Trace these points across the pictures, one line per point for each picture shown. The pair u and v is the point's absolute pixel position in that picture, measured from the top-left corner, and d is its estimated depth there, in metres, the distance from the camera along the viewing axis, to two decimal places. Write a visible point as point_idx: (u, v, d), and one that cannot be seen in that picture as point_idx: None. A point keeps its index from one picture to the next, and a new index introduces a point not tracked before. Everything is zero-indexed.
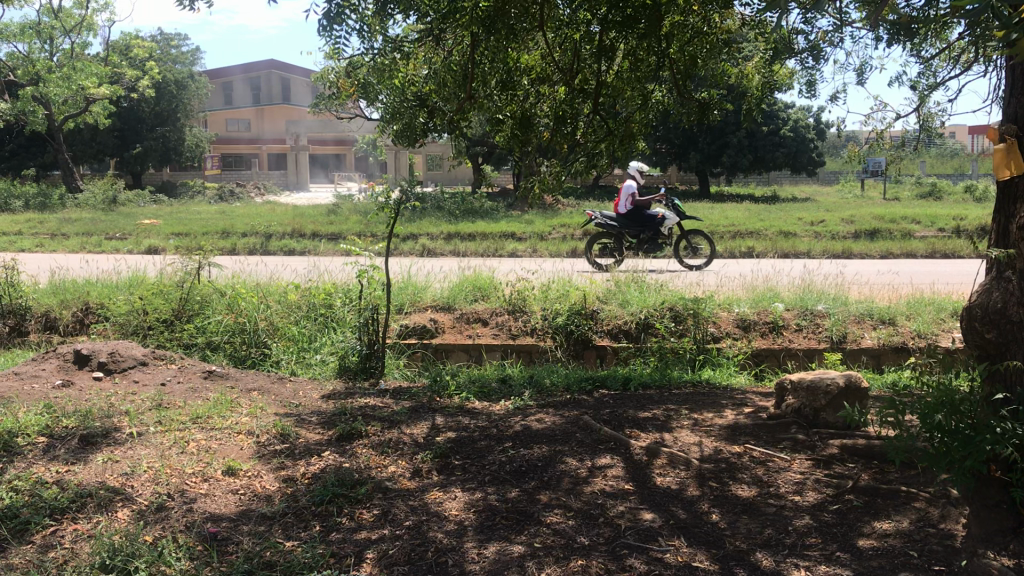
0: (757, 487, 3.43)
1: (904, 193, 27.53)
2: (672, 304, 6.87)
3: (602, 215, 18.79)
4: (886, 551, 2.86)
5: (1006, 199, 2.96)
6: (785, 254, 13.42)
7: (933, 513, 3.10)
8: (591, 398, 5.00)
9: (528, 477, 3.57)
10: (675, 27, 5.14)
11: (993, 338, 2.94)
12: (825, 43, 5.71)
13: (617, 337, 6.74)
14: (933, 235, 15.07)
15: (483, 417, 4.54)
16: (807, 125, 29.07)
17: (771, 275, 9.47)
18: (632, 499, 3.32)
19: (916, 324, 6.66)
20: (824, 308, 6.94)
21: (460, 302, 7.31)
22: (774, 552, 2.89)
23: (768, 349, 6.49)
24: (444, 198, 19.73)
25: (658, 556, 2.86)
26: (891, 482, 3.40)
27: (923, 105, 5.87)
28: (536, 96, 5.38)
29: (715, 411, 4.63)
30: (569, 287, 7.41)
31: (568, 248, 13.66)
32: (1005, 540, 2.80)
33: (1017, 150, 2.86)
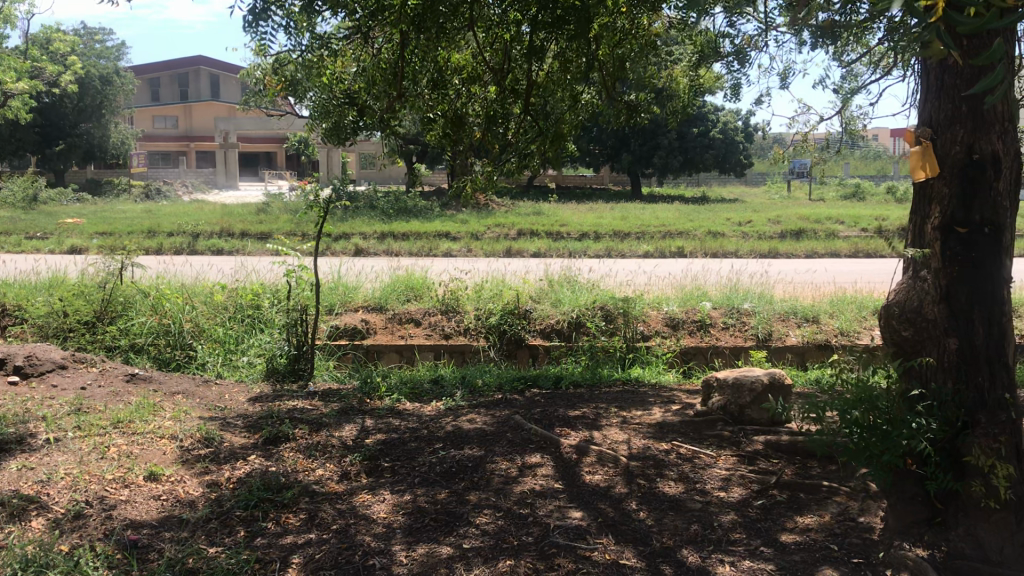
0: (684, 484, 3.47)
1: (829, 193, 28.21)
2: (603, 303, 6.93)
3: (535, 214, 18.91)
4: (808, 545, 2.93)
5: (920, 200, 3.00)
6: (714, 254, 13.65)
7: (853, 507, 3.19)
8: (522, 398, 4.99)
9: (458, 477, 3.56)
10: (606, 30, 5.16)
11: (909, 335, 3.00)
12: (751, 47, 5.80)
13: (550, 336, 6.75)
14: (857, 235, 15.50)
15: (413, 418, 4.51)
16: (736, 127, 29.63)
17: (700, 274, 9.62)
18: (561, 498, 3.33)
19: (838, 322, 6.85)
20: (750, 307, 7.06)
21: (392, 302, 7.21)
22: (700, 547, 2.93)
23: (697, 347, 6.57)
24: (377, 197, 19.54)
25: (586, 554, 2.88)
26: (813, 477, 3.48)
27: (845, 108, 5.95)
28: (467, 96, 5.40)
29: (644, 409, 4.67)
30: (503, 287, 7.42)
31: (503, 248, 13.67)
32: (920, 531, 2.87)
33: (931, 153, 2.87)
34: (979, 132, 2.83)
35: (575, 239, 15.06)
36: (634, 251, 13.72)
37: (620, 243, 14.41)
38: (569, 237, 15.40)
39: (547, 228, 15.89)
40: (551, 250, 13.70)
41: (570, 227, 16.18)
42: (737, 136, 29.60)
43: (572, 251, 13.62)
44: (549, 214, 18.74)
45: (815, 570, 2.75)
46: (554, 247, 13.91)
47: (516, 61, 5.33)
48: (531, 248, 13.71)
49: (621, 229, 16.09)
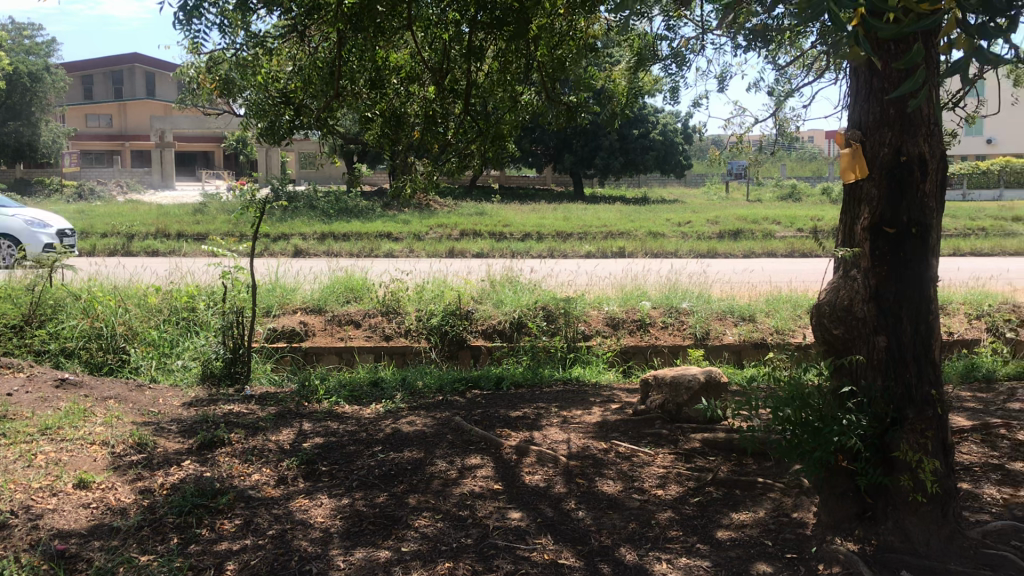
0: (622, 483, 3.50)
1: (766, 194, 28.72)
2: (544, 303, 6.94)
3: (477, 215, 18.91)
4: (743, 541, 2.97)
5: (851, 201, 3.05)
6: (655, 254, 13.80)
7: (787, 502, 3.25)
8: (462, 399, 4.97)
9: (397, 480, 3.53)
10: (543, 30, 5.19)
11: (840, 334, 3.06)
12: (688, 50, 5.86)
13: (491, 336, 6.75)
14: (792, 235, 15.81)
15: (352, 421, 4.46)
16: (675, 130, 30.05)
17: (640, 274, 9.71)
18: (500, 499, 3.33)
19: (774, 320, 6.97)
20: (688, 306, 7.14)
21: (331, 303, 7.13)
22: (637, 546, 2.95)
23: (636, 347, 6.63)
24: (317, 197, 19.35)
25: (525, 555, 2.88)
26: (748, 474, 3.54)
27: (779, 111, 6.06)
28: (405, 95, 5.38)
29: (584, 408, 4.69)
30: (444, 288, 7.40)
31: (445, 248, 13.63)
32: (851, 526, 2.94)
33: (860, 154, 2.94)
34: (906, 135, 2.90)
35: (518, 240, 15.09)
36: (576, 251, 13.80)
37: (563, 244, 14.48)
38: (511, 237, 15.43)
39: (489, 229, 15.89)
40: (494, 250, 13.71)
41: (512, 228, 16.21)
42: (676, 138, 30.02)
43: (514, 251, 13.64)
44: (491, 215, 18.76)
45: (750, 566, 2.79)
46: (497, 247, 13.92)
47: (456, 61, 5.32)
48: (474, 249, 13.69)
49: (563, 229, 16.17)
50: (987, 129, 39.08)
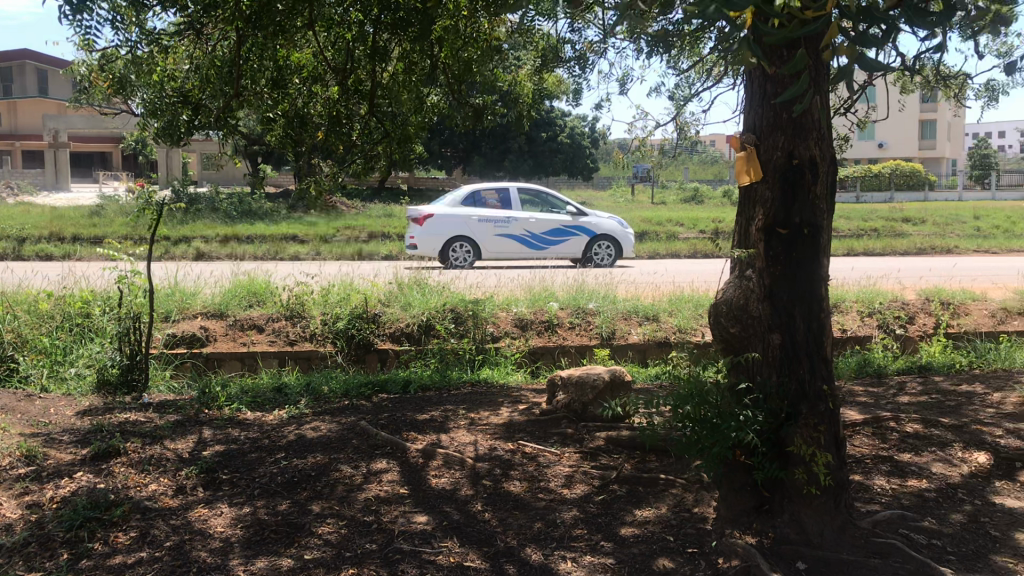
0: (528, 483, 3.51)
1: (670, 196, 29.34)
2: (452, 305, 6.93)
3: (386, 217, 18.78)
4: (645, 538, 3.02)
5: (746, 203, 3.14)
6: None
7: (688, 498, 3.32)
8: (369, 403, 4.93)
9: (300, 487, 3.48)
10: (447, 32, 5.17)
11: (736, 332, 3.13)
12: (591, 53, 5.93)
13: (399, 340, 6.70)
14: (695, 237, 16.17)
15: (255, 428, 4.37)
16: (582, 133, 30.46)
17: (547, 275, 9.79)
18: (406, 503, 3.31)
19: (677, 319, 7.11)
20: (595, 307, 7.22)
21: (234, 308, 6.97)
22: (542, 545, 2.97)
23: (544, 347, 6.68)
24: (221, 199, 18.91)
25: (430, 558, 2.87)
26: (651, 471, 3.60)
27: (679, 115, 6.18)
28: (308, 96, 5.26)
29: (491, 409, 4.70)
30: (350, 291, 7.31)
31: (353, 251, 13.49)
32: (749, 520, 3.01)
33: (755, 158, 3.02)
34: (797, 139, 2.99)
35: None
36: None
37: None
38: None
39: (398, 231, 15.80)
40: (403, 252, 13.63)
41: None
42: (583, 141, 30.44)
43: None
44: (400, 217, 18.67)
45: (652, 562, 2.84)
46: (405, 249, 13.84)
47: (360, 61, 5.29)
48: (382, 251, 13.58)
49: None
50: (877, 134, 40.79)
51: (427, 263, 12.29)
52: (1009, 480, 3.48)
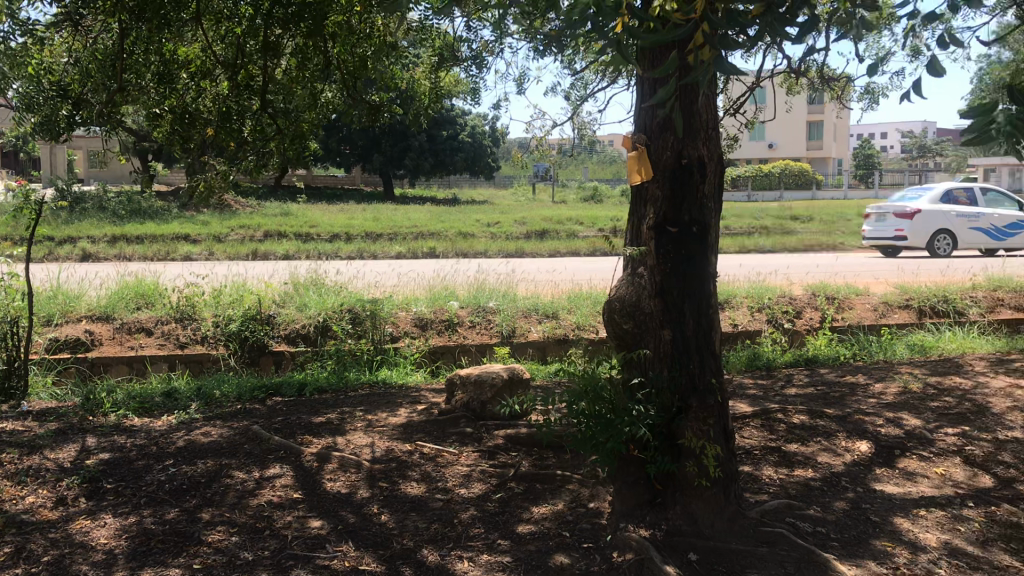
0: (425, 484, 3.49)
1: (571, 194, 29.68)
2: (349, 305, 6.84)
3: (283, 216, 18.42)
4: (541, 534, 3.03)
5: (638, 201, 3.17)
6: (464, 254, 13.93)
7: (584, 494, 3.35)
8: (263, 407, 4.82)
9: (189, 494, 3.37)
10: (341, 28, 5.12)
11: (629, 329, 3.17)
12: (487, 53, 5.94)
13: (295, 341, 6.57)
14: (594, 235, 16.38)
15: (142, 435, 4.22)
16: (483, 131, 30.55)
17: (447, 274, 9.75)
18: (301, 508, 3.24)
19: (576, 317, 7.17)
20: (495, 305, 7.22)
21: (120, 310, 6.71)
22: (439, 546, 2.95)
23: (444, 346, 6.65)
24: (108, 197, 18.22)
25: (324, 563, 2.82)
26: (549, 467, 3.62)
27: (576, 114, 6.23)
28: (196, 91, 5.13)
29: (390, 410, 4.66)
30: (244, 292, 7.14)
31: (248, 251, 13.18)
32: (643, 513, 3.05)
33: (646, 157, 3.05)
34: (686, 140, 3.05)
35: (326, 241, 14.80)
36: (385, 252, 13.72)
37: (372, 244, 14.33)
38: (318, 238, 15.12)
39: (295, 230, 15.51)
40: (300, 252, 13.37)
41: (319, 229, 15.89)
42: (484, 140, 30.52)
43: (322, 252, 13.39)
44: (298, 215, 18.33)
45: (548, 559, 2.85)
46: (303, 248, 13.59)
47: (250, 56, 5.18)
48: (279, 250, 13.31)
49: (371, 230, 16.01)
50: (767, 135, 42.17)
51: (454, 261, 12.59)
52: (888, 467, 3.63)
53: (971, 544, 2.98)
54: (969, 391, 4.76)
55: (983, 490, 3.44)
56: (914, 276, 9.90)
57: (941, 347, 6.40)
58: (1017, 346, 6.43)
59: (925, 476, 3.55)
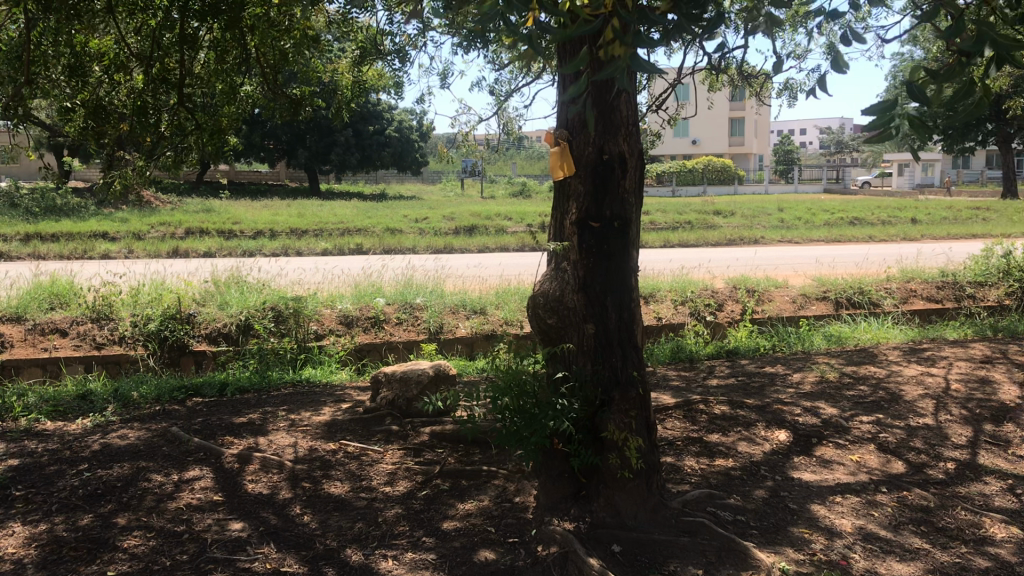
0: (350, 483, 3.45)
1: (499, 189, 29.70)
2: (273, 303, 6.72)
3: (205, 212, 18.03)
4: (467, 530, 3.02)
5: (561, 196, 3.18)
6: (392, 250, 13.83)
7: (510, 489, 3.35)
8: (183, 408, 4.71)
9: (104, 500, 3.27)
10: (260, 21, 5.00)
11: (553, 323, 3.18)
12: (410, 47, 5.90)
13: (217, 341, 6.44)
14: (522, 230, 16.42)
15: (55, 439, 4.08)
16: (410, 126, 30.38)
17: (373, 271, 9.67)
18: (220, 511, 3.18)
19: (503, 312, 7.18)
20: (422, 302, 7.18)
21: (32, 310, 6.49)
22: (363, 545, 2.92)
23: (371, 344, 6.60)
24: (20, 195, 17.60)
25: (246, 566, 2.76)
26: (474, 463, 3.62)
27: (501, 110, 6.22)
28: (110, 85, 4.98)
29: (314, 409, 4.59)
30: (163, 290, 6.96)
31: (169, 249, 12.86)
32: (567, 506, 3.07)
33: (567, 153, 3.05)
34: (607, 135, 3.06)
35: (250, 238, 14.54)
36: (311, 249, 13.53)
37: (297, 241, 14.12)
38: (242, 235, 14.84)
39: (217, 226, 15.20)
40: (223, 249, 13.11)
41: (243, 225, 15.60)
42: (411, 135, 30.35)
43: (245, 249, 13.14)
44: (220, 212, 17.97)
45: (473, 554, 2.85)
46: (226, 246, 13.33)
47: (166, 49, 5.03)
48: (201, 248, 13.03)
49: (297, 226, 15.78)
50: (692, 131, 42.85)
51: (382, 258, 12.49)
52: (806, 455, 3.71)
53: (884, 528, 3.06)
54: (883, 380, 4.90)
55: (895, 476, 3.54)
56: (833, 269, 10.17)
57: (857, 337, 6.58)
58: (929, 335, 6.64)
59: (840, 463, 3.64)
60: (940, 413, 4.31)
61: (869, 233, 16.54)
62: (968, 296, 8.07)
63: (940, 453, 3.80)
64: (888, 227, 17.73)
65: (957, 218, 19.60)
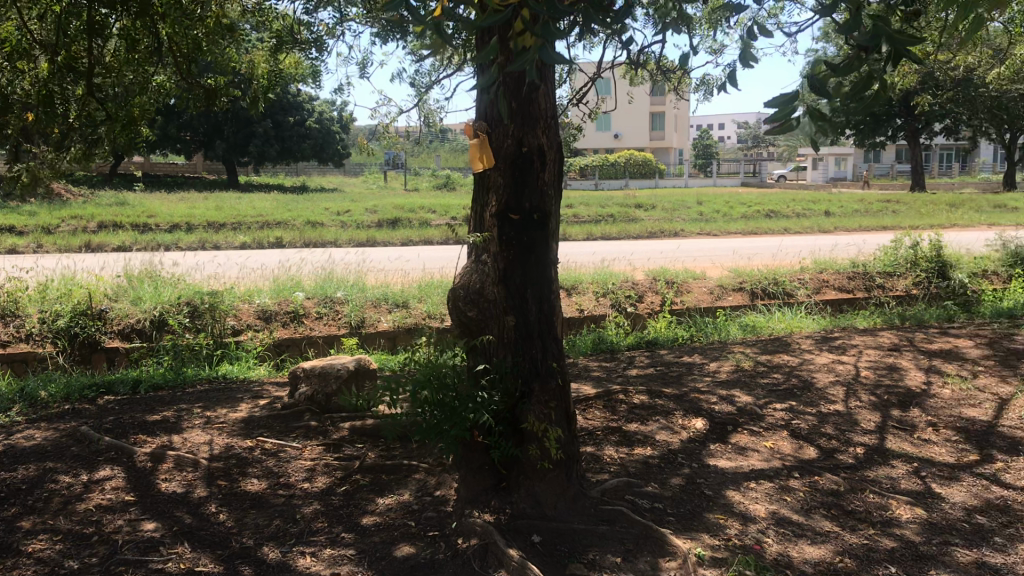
0: (267, 480, 3.39)
1: (422, 181, 29.56)
2: (188, 298, 6.57)
3: (118, 205, 17.52)
4: (386, 525, 3.00)
5: (480, 189, 3.17)
6: (313, 243, 13.65)
7: (431, 482, 3.34)
8: (94, 407, 4.57)
9: (8, 503, 3.15)
10: (173, 8, 4.86)
11: (473, 316, 3.17)
12: (329, 36, 5.82)
13: (129, 337, 6.27)
14: (446, 223, 16.38)
15: None
16: (332, 118, 30.01)
17: (293, 265, 9.53)
18: (132, 511, 3.09)
19: (426, 306, 7.14)
20: (342, 296, 7.10)
21: None
22: (280, 542, 2.88)
23: (290, 339, 6.50)
24: None
25: (158, 567, 2.69)
26: (394, 458, 3.59)
27: (422, 101, 6.19)
28: (13, 72, 4.79)
29: (230, 406, 4.51)
30: (72, 286, 6.74)
31: (80, 243, 12.45)
32: (488, 498, 3.08)
33: (486, 145, 3.03)
34: (524, 127, 3.05)
35: (166, 232, 14.17)
36: (229, 242, 13.26)
37: (214, 235, 13.82)
38: (158, 229, 14.46)
39: (131, 219, 14.77)
40: (137, 243, 12.75)
41: (159, 219, 15.20)
42: (332, 127, 29.98)
43: (161, 243, 12.81)
44: (134, 205, 17.47)
45: (393, 549, 2.83)
46: (141, 239, 12.97)
47: (73, 36, 4.86)
48: (114, 242, 12.65)
49: (215, 220, 15.44)
50: (614, 124, 43.29)
51: (302, 252, 12.32)
52: (722, 443, 3.78)
53: (795, 513, 3.14)
54: (795, 368, 5.03)
55: (807, 461, 3.64)
56: (750, 260, 10.40)
57: (772, 327, 6.74)
58: (840, 325, 6.84)
59: (755, 450, 3.72)
60: (850, 399, 4.45)
61: (784, 225, 16.94)
62: (877, 286, 8.33)
63: (849, 438, 3.91)
64: (803, 219, 18.19)
65: (868, 211, 20.21)
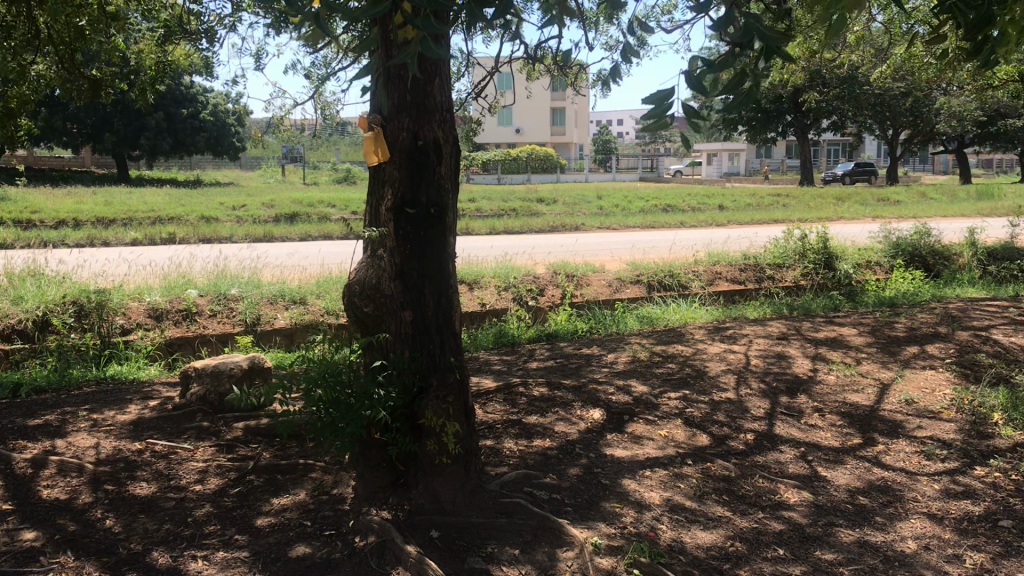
0: (157, 483, 3.29)
1: (322, 175, 29.13)
2: (74, 296, 6.32)
3: None
4: (281, 526, 2.95)
5: (376, 182, 3.12)
6: (208, 239, 13.29)
7: (327, 480, 3.30)
8: None
9: None
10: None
11: (370, 311, 3.14)
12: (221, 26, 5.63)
13: (10, 338, 5.99)
14: (346, 217, 16.18)
15: None
16: (227, 110, 29.28)
17: (186, 261, 9.27)
18: (11, 520, 2.96)
19: (324, 302, 7.04)
20: (237, 293, 6.93)
21: None
22: (170, 547, 2.79)
23: (182, 338, 6.34)
24: None
25: None
26: (290, 457, 3.53)
27: (318, 93, 6.07)
28: None
29: (118, 408, 4.35)
30: None
31: None
32: (385, 495, 3.05)
33: (382, 139, 2.95)
34: (420, 120, 3.00)
35: (50, 228, 13.58)
36: (119, 239, 12.79)
37: (103, 231, 13.32)
38: (41, 225, 13.85)
39: (12, 215, 14.11)
40: (19, 240, 12.19)
41: (43, 214, 14.57)
42: (228, 119, 29.25)
43: (45, 240, 12.28)
44: (16, 200, 16.69)
45: (288, 549, 2.78)
46: (23, 236, 12.40)
47: None
48: None
49: (103, 215, 14.89)
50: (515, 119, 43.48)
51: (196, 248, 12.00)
52: (618, 432, 3.84)
53: (688, 499, 3.22)
54: (689, 358, 5.15)
55: (700, 448, 3.73)
56: (646, 254, 10.60)
57: (667, 318, 6.88)
58: (732, 315, 7.03)
59: (650, 439, 3.79)
60: (741, 387, 4.58)
61: (681, 218, 17.33)
62: (767, 277, 8.59)
63: (740, 425, 4.03)
64: (698, 213, 18.63)
65: (760, 204, 20.82)
